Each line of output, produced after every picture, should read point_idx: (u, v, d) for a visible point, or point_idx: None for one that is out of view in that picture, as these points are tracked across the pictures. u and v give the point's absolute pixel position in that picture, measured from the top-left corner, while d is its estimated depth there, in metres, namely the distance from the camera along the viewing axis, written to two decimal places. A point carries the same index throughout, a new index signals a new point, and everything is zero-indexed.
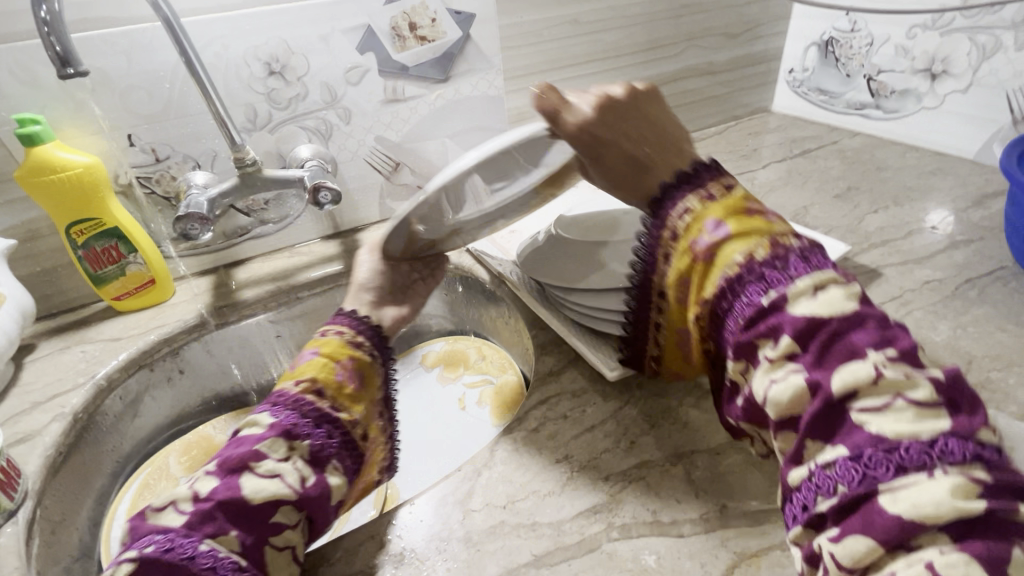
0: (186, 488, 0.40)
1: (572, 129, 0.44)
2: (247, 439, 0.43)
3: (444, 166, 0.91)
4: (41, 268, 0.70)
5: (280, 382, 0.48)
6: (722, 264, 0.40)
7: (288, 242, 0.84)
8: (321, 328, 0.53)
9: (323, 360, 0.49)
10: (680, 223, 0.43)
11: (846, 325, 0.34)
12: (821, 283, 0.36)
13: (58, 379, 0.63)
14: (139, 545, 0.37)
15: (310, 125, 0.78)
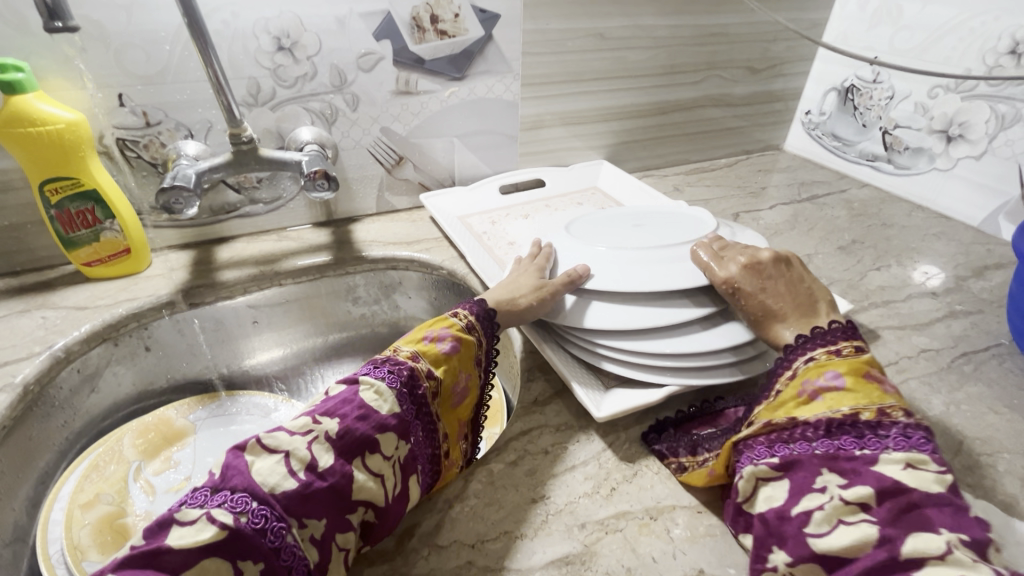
0: (305, 447, 0.37)
1: (719, 281, 0.53)
2: (372, 417, 0.41)
3: (449, 166, 0.88)
4: (9, 223, 0.66)
5: (416, 356, 0.47)
6: (830, 404, 0.40)
7: (278, 224, 0.81)
8: (462, 314, 0.52)
9: (453, 360, 0.48)
10: (801, 367, 0.44)
11: (933, 502, 0.33)
12: (921, 461, 0.35)
13: (11, 345, 0.59)
14: (232, 504, 0.34)
15: (316, 107, 0.74)
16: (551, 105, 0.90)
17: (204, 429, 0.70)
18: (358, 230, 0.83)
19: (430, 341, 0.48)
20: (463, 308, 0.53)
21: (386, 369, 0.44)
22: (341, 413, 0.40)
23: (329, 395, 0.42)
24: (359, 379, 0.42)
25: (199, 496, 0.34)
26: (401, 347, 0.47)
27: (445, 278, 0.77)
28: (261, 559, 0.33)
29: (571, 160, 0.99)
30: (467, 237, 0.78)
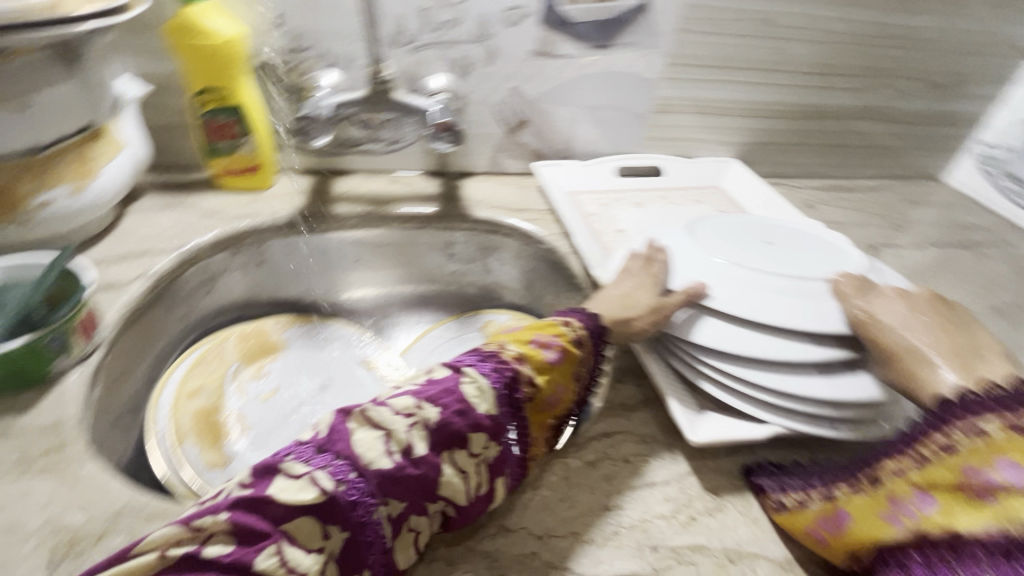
0: (405, 430, 0.37)
1: (857, 311, 0.49)
2: (471, 415, 0.39)
3: (569, 137, 0.84)
4: (164, 123, 0.71)
5: (521, 358, 0.44)
6: (1004, 513, 0.32)
7: (391, 166, 0.82)
8: (574, 325, 0.49)
9: (556, 371, 0.46)
10: (960, 438, 0.37)
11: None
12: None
13: (152, 237, 0.65)
14: (333, 471, 0.35)
15: (453, 56, 0.73)
16: (690, 90, 0.83)
17: (295, 347, 0.74)
18: (467, 187, 0.82)
19: (537, 346, 0.46)
20: (571, 315, 0.51)
21: (490, 367, 0.42)
22: (443, 402, 0.39)
23: (431, 379, 0.41)
24: (463, 369, 0.41)
25: (305, 452, 0.35)
26: (508, 345, 0.45)
27: (544, 254, 0.75)
28: (347, 529, 0.34)
29: (696, 153, 0.92)
30: (575, 216, 0.75)
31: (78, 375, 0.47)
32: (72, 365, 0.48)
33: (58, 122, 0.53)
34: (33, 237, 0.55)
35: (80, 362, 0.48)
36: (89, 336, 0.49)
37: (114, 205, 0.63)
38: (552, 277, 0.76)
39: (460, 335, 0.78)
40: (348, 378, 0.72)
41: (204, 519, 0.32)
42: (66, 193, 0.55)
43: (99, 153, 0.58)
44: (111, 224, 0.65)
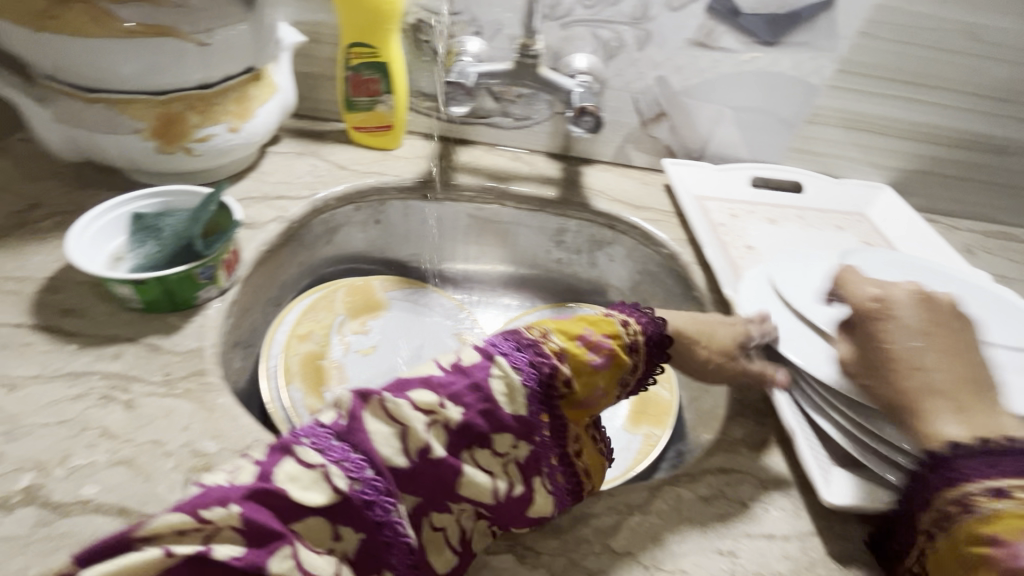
0: (424, 429, 0.36)
1: (868, 300, 0.44)
2: (495, 416, 0.38)
3: (707, 137, 0.78)
4: (310, 71, 0.73)
5: (563, 353, 0.41)
6: None
7: (515, 143, 0.80)
8: (628, 325, 0.44)
9: (598, 375, 0.42)
10: (985, 505, 0.32)
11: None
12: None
13: (288, 182, 0.67)
14: (349, 467, 0.34)
15: (603, 36, 0.69)
16: (856, 103, 0.75)
17: (396, 309, 0.75)
18: (589, 175, 0.78)
19: (584, 345, 0.42)
20: (624, 310, 0.46)
21: (528, 359, 0.39)
22: (466, 401, 0.37)
23: (458, 366, 0.38)
24: (494, 360, 0.39)
25: (321, 439, 0.34)
26: (551, 335, 0.42)
27: (661, 259, 0.71)
28: (362, 530, 0.34)
29: (845, 173, 0.83)
30: (702, 223, 0.70)
31: (219, 306, 0.50)
32: (215, 296, 0.51)
33: (228, 62, 0.55)
34: (191, 167, 0.59)
35: (222, 294, 0.51)
36: (231, 273, 0.51)
37: (260, 145, 0.66)
38: (665, 284, 0.71)
39: None
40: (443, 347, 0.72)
41: (214, 511, 0.30)
42: (226, 130, 0.58)
43: (256, 95, 0.61)
44: (253, 164, 0.68)
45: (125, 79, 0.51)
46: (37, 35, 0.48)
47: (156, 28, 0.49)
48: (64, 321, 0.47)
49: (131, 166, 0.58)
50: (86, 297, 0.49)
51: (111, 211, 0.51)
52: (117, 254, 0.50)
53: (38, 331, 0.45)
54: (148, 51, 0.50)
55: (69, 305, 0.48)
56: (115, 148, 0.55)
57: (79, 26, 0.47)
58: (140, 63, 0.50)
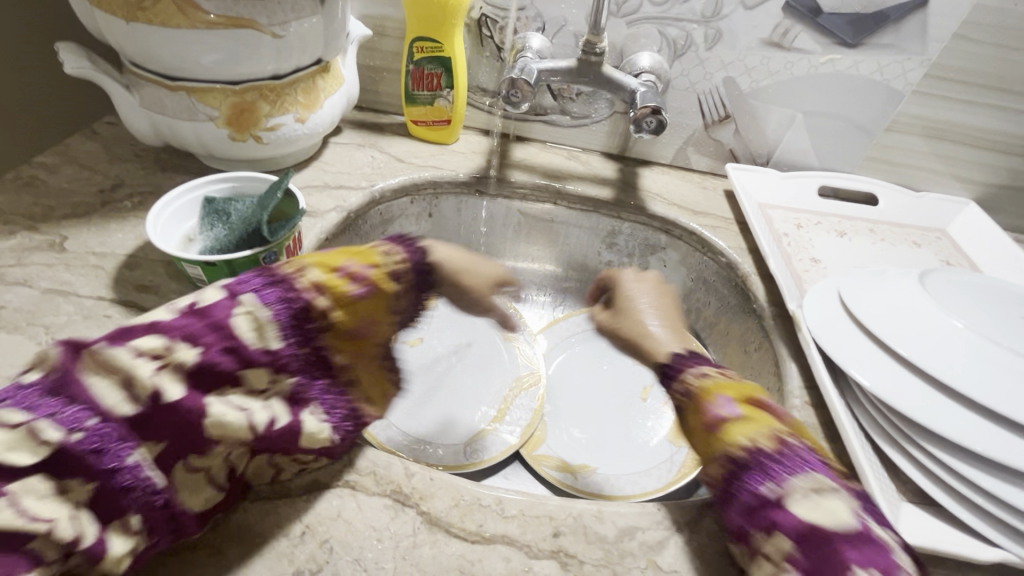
0: (151, 373, 0.31)
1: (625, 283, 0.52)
2: (240, 351, 0.35)
3: (773, 142, 0.75)
4: (374, 64, 0.75)
5: (322, 286, 0.38)
6: (728, 439, 0.37)
7: (571, 142, 0.79)
8: (392, 254, 0.41)
9: (359, 305, 0.39)
10: (693, 380, 0.42)
11: (844, 535, 0.31)
12: (822, 488, 0.33)
13: (348, 173, 0.68)
14: (63, 419, 0.29)
15: (671, 34, 0.67)
16: (944, 111, 0.69)
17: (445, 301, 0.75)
18: (645, 177, 0.76)
19: (342, 276, 0.39)
20: (391, 239, 0.42)
21: (279, 294, 0.37)
22: (205, 341, 0.34)
23: (194, 308, 0.35)
24: (238, 298, 0.36)
25: (29, 398, 0.29)
26: (307, 269, 0.38)
27: (719, 267, 0.68)
28: (94, 481, 0.29)
29: (925, 186, 0.77)
30: (765, 232, 0.67)
31: None
32: None
33: (299, 54, 0.57)
34: (258, 154, 0.61)
35: None
36: (292, 259, 0.53)
37: (323, 136, 0.68)
38: (721, 294, 0.69)
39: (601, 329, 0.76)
40: (488, 343, 0.72)
41: None
42: (293, 120, 0.60)
43: (324, 86, 0.62)
44: (316, 154, 0.70)
45: (205, 67, 0.53)
46: (129, 25, 0.50)
47: (236, 20, 0.50)
48: (140, 296, 0.49)
49: (206, 152, 0.61)
50: (160, 274, 0.52)
51: (185, 194, 0.53)
52: (189, 236, 0.53)
53: (116, 304, 0.48)
54: (226, 42, 0.52)
55: (145, 281, 0.51)
56: (192, 134, 0.58)
57: (165, 16, 0.49)
58: (220, 53, 0.52)
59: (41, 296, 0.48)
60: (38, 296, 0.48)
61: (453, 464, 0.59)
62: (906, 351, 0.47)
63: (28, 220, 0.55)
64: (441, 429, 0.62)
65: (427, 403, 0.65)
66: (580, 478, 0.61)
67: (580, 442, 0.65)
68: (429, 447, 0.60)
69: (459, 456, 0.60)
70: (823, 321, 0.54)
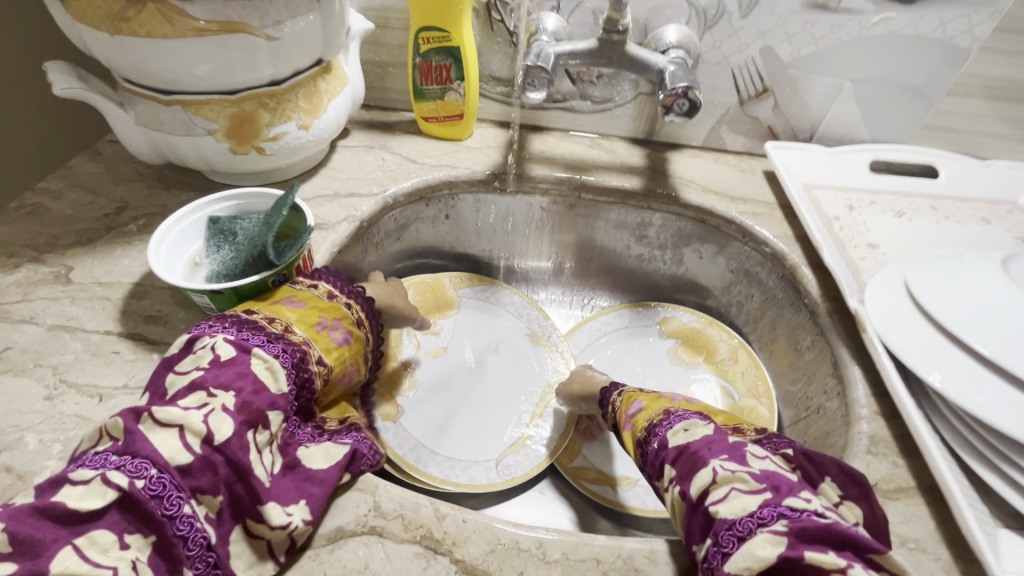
0: (202, 419, 0.32)
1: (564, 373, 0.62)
2: (265, 393, 0.35)
3: (818, 114, 0.68)
4: (378, 59, 0.70)
5: (309, 341, 0.41)
6: (637, 427, 0.45)
7: (594, 128, 0.73)
8: (352, 305, 0.46)
9: (345, 351, 0.43)
10: (615, 399, 0.51)
11: (702, 442, 0.38)
12: (692, 424, 0.41)
13: (358, 178, 0.64)
14: (129, 469, 0.29)
15: (701, 3, 0.60)
16: (1017, 68, 0.61)
17: (468, 306, 0.72)
18: (676, 162, 0.71)
19: (322, 329, 0.42)
20: (314, 277, 0.46)
21: (280, 347, 0.38)
22: (237, 387, 0.34)
23: (218, 359, 0.35)
24: (252, 350, 0.36)
25: (101, 456, 0.30)
26: (291, 326, 0.41)
27: (763, 258, 0.63)
28: (153, 533, 0.29)
29: (992, 153, 0.70)
30: (814, 217, 0.61)
31: None
32: None
33: (297, 56, 0.53)
34: (262, 166, 0.58)
35: None
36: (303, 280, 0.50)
37: (330, 140, 0.64)
38: (766, 286, 0.63)
39: (632, 326, 0.72)
40: (518, 349, 0.68)
41: None
42: (296, 127, 0.56)
43: (326, 88, 0.58)
44: (324, 159, 0.66)
45: (199, 78, 0.49)
46: (115, 39, 0.46)
47: (228, 26, 0.47)
48: (148, 328, 0.47)
49: (208, 167, 0.57)
50: (168, 303, 0.49)
51: (188, 216, 0.50)
52: (194, 260, 0.50)
53: (124, 338, 0.46)
54: (220, 50, 0.48)
55: (152, 312, 0.48)
56: (192, 149, 0.55)
57: (152, 27, 0.45)
58: (213, 63, 0.49)
59: (47, 334, 0.46)
60: (45, 334, 0.46)
61: (488, 483, 0.56)
62: (987, 350, 0.41)
63: (33, 251, 0.53)
64: (473, 444, 0.59)
65: (457, 417, 0.61)
66: (621, 491, 0.57)
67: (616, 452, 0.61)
68: (461, 465, 0.57)
69: (492, 473, 0.57)
70: (887, 316, 0.48)
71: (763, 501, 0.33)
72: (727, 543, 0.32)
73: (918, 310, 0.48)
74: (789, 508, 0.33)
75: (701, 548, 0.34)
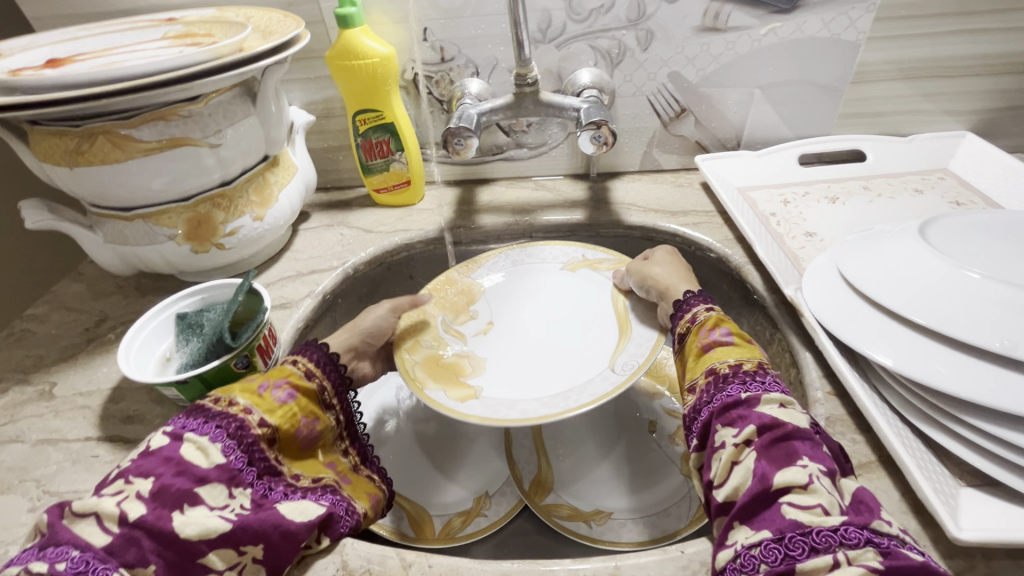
0: (116, 503, 0.34)
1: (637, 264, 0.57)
2: (192, 471, 0.36)
3: (738, 122, 0.72)
4: (327, 145, 0.76)
5: (250, 407, 0.42)
6: (718, 356, 0.43)
7: (536, 171, 0.78)
8: (298, 359, 0.47)
9: (292, 407, 0.44)
10: (701, 313, 0.48)
11: (802, 434, 0.35)
12: (789, 403, 0.38)
13: (319, 255, 0.69)
14: (50, 555, 0.31)
15: (603, 45, 0.65)
16: (907, 49, 0.66)
17: (492, 283, 0.64)
18: (617, 189, 0.74)
19: (264, 390, 0.43)
20: (299, 351, 0.49)
21: (213, 424, 0.39)
22: (158, 471, 0.35)
23: (145, 450, 0.37)
24: (182, 435, 0.38)
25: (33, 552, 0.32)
26: (234, 395, 0.42)
27: (712, 263, 0.65)
28: None
29: (913, 128, 0.73)
30: (750, 218, 0.64)
31: None
32: None
33: (243, 156, 0.58)
34: (225, 260, 0.62)
35: None
36: (268, 357, 0.52)
37: (289, 226, 0.69)
38: (722, 291, 0.65)
39: None
40: (562, 289, 0.62)
41: None
42: (251, 220, 0.61)
43: (275, 180, 0.63)
44: (287, 244, 0.70)
45: (156, 191, 0.54)
46: (74, 170, 0.52)
47: (172, 141, 0.52)
48: (126, 428, 0.49)
49: (175, 269, 0.62)
50: (144, 402, 0.52)
51: (157, 315, 0.54)
52: (165, 356, 0.53)
53: (103, 442, 0.48)
54: (170, 163, 0.53)
55: (130, 412, 0.51)
56: (158, 256, 0.59)
57: (105, 154, 0.51)
58: (167, 175, 0.54)
59: (32, 450, 0.48)
60: (30, 450, 0.48)
61: (612, 388, 0.47)
62: (921, 317, 0.42)
63: (20, 373, 0.56)
64: (571, 380, 0.50)
65: (540, 370, 0.53)
66: (595, 526, 0.58)
67: (583, 483, 0.63)
68: (574, 391, 0.48)
69: (612, 377, 0.48)
70: (824, 299, 0.50)
71: (847, 521, 0.31)
72: (797, 549, 0.30)
73: (854, 291, 0.49)
74: (873, 533, 0.30)
75: (752, 533, 0.32)
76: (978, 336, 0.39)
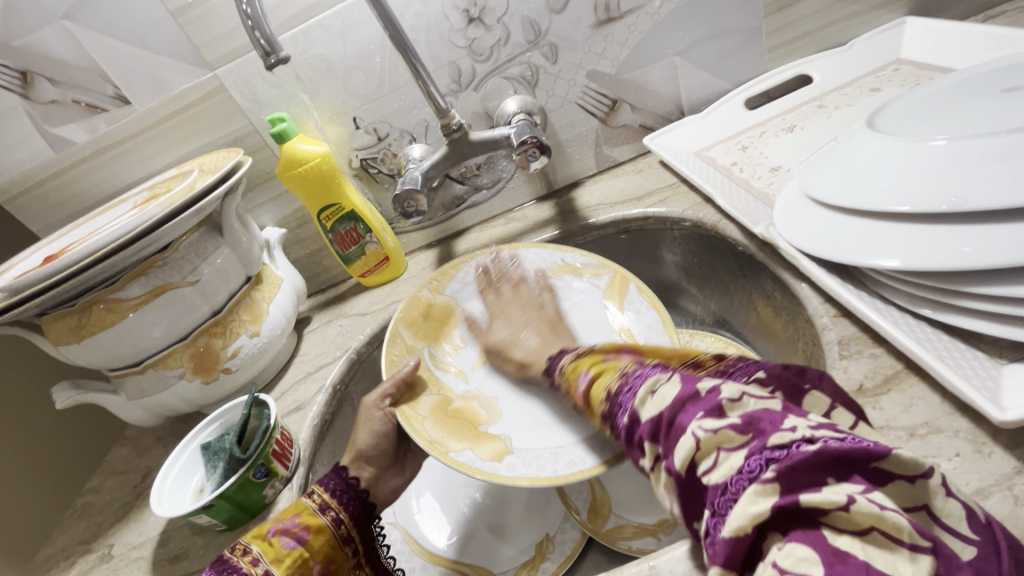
0: None
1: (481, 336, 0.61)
2: None
3: (673, 93, 0.72)
4: (309, 251, 0.81)
5: (257, 556, 0.42)
6: (597, 400, 0.41)
7: (502, 207, 0.80)
8: (312, 492, 0.47)
9: (301, 553, 0.44)
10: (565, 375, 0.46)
11: (675, 407, 0.33)
12: (655, 384, 0.36)
13: (323, 351, 0.71)
14: None
15: (516, 73, 0.68)
16: None
17: (465, 296, 0.65)
18: (581, 196, 0.75)
19: (273, 535, 0.44)
20: (320, 484, 0.49)
21: None
22: None
23: None
24: None
25: None
26: (246, 543, 0.43)
27: (689, 231, 0.64)
28: None
29: (849, 34, 0.71)
30: (710, 175, 0.62)
31: (289, 495, 0.53)
32: (283, 486, 0.54)
33: (225, 283, 0.63)
34: (235, 383, 0.66)
35: (288, 483, 0.54)
36: (287, 460, 0.54)
37: (290, 333, 0.72)
38: (713, 254, 0.63)
39: None
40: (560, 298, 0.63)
41: None
42: (249, 337, 0.64)
43: (262, 295, 0.67)
44: (295, 350, 0.74)
45: (158, 339, 0.59)
46: (83, 343, 0.57)
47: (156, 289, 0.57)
48: (176, 567, 0.51)
49: (196, 405, 0.65)
50: (188, 537, 0.53)
51: (182, 452, 0.57)
52: (199, 487, 0.55)
53: None
54: (162, 310, 0.58)
55: (177, 551, 0.52)
56: (176, 398, 0.63)
57: (103, 321, 0.56)
58: (163, 321, 0.58)
59: None
60: None
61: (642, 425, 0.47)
62: (906, 205, 0.38)
63: (85, 545, 0.59)
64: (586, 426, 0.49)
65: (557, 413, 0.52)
66: (664, 537, 0.56)
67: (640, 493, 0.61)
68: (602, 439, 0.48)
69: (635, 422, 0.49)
70: (796, 227, 0.47)
71: (748, 452, 0.28)
72: (724, 509, 0.28)
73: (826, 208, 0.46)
74: (773, 447, 0.27)
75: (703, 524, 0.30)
76: (956, 200, 0.35)
